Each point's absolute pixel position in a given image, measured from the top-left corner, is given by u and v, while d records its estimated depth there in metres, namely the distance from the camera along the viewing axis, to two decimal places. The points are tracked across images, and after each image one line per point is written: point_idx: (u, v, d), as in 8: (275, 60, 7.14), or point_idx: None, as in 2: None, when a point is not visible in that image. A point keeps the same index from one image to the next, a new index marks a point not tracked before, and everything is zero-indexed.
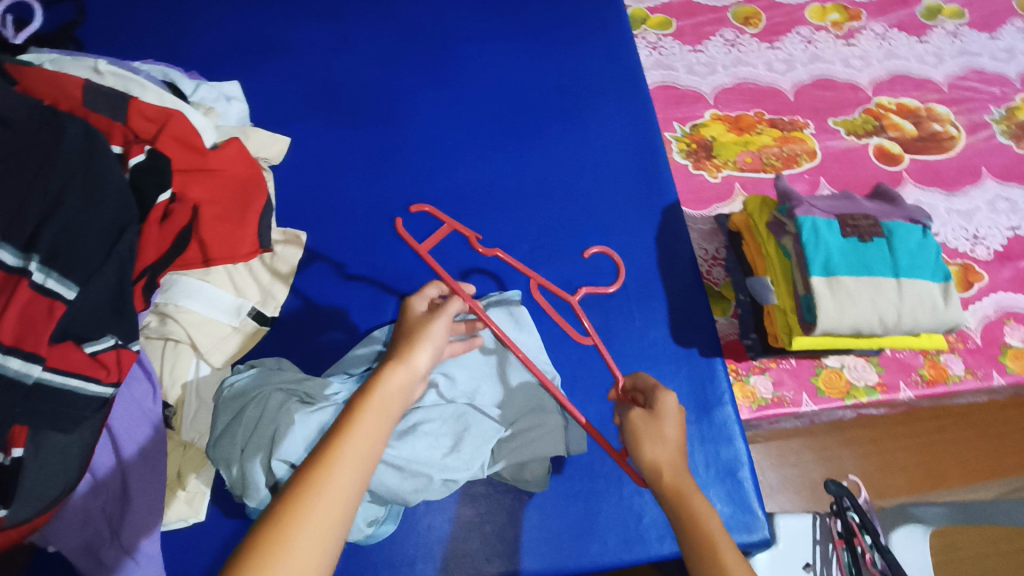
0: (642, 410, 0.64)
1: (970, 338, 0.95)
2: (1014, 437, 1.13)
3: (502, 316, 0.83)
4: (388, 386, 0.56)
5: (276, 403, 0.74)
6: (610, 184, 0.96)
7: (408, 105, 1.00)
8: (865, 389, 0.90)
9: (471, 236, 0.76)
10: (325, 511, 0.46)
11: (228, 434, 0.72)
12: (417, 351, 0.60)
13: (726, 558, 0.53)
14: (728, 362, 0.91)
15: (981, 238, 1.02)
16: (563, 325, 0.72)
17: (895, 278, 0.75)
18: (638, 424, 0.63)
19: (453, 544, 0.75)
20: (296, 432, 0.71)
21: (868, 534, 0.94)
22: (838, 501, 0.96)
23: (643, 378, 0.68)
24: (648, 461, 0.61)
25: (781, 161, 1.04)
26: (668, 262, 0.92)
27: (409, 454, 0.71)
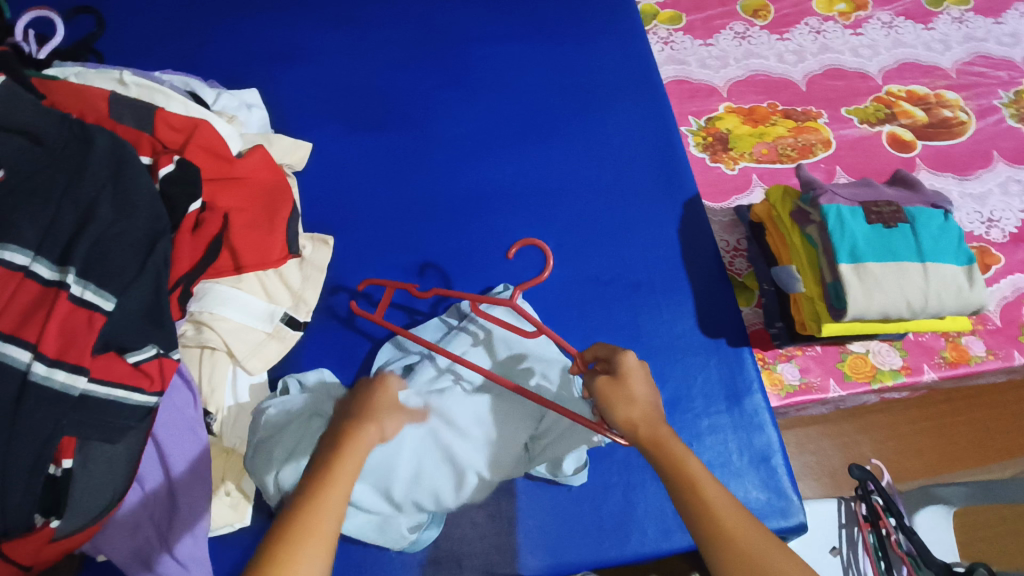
0: (606, 376, 0.65)
1: (990, 319, 0.96)
2: None
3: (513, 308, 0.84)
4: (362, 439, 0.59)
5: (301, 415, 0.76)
6: (629, 181, 0.97)
7: (426, 107, 1.01)
8: (890, 372, 0.91)
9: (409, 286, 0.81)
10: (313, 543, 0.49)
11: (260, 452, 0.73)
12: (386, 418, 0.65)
13: (709, 497, 0.55)
14: (755, 352, 0.92)
15: (996, 221, 1.03)
16: (512, 327, 0.75)
17: (920, 263, 0.76)
18: (606, 389, 0.64)
19: (496, 539, 0.76)
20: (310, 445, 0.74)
21: (892, 515, 0.96)
22: (862, 486, 0.99)
23: (603, 347, 0.70)
24: (622, 421, 0.62)
25: (796, 152, 1.05)
26: (692, 254, 0.93)
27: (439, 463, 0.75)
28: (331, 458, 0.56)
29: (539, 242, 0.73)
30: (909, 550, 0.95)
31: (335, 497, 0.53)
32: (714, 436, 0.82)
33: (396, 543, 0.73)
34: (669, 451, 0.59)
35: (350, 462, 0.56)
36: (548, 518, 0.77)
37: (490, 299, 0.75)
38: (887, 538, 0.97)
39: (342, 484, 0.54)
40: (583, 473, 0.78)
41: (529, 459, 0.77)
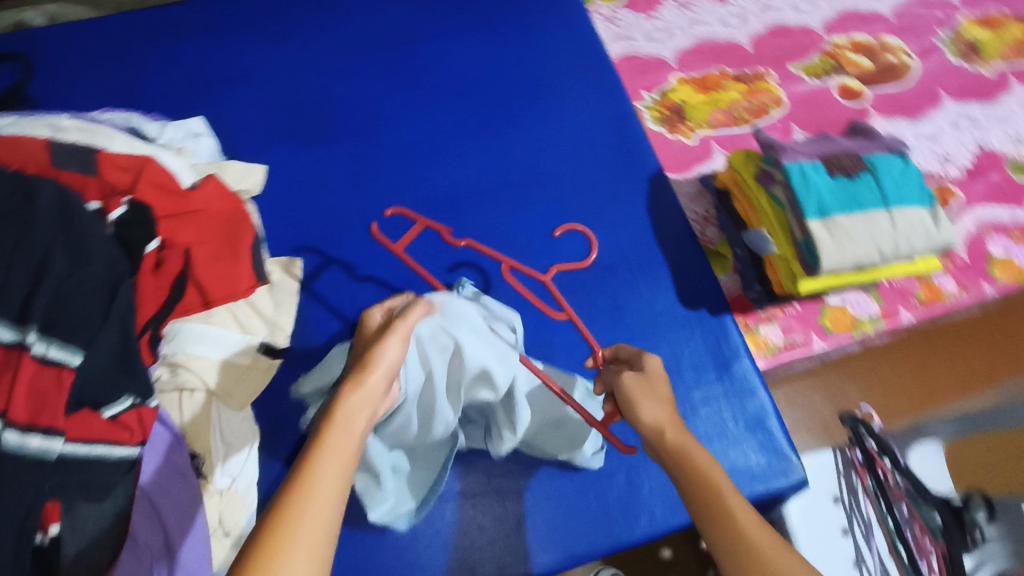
0: (633, 373, 0.66)
1: (958, 256, 0.98)
2: (1005, 340, 1.18)
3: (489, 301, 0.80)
4: (348, 405, 0.53)
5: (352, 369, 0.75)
6: (592, 162, 0.97)
7: (379, 114, 0.99)
8: (870, 320, 0.93)
9: (442, 231, 0.84)
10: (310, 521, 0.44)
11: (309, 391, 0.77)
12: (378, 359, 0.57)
13: (734, 508, 0.55)
14: (736, 318, 0.91)
15: (951, 157, 1.06)
16: (541, 305, 0.77)
17: (886, 210, 0.77)
18: (633, 387, 0.65)
19: (508, 542, 0.76)
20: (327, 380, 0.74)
21: (887, 456, 1.06)
22: (855, 432, 1.08)
23: (626, 349, 0.72)
24: (649, 423, 0.62)
25: (751, 114, 1.06)
26: (663, 229, 0.93)
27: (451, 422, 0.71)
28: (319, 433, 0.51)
29: (584, 230, 0.89)
30: (908, 489, 1.02)
31: (327, 468, 0.48)
32: (707, 406, 0.82)
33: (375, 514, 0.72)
34: (694, 460, 0.58)
35: (340, 431, 0.51)
36: (552, 512, 0.77)
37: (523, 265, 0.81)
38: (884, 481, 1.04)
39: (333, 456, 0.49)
40: (600, 457, 0.79)
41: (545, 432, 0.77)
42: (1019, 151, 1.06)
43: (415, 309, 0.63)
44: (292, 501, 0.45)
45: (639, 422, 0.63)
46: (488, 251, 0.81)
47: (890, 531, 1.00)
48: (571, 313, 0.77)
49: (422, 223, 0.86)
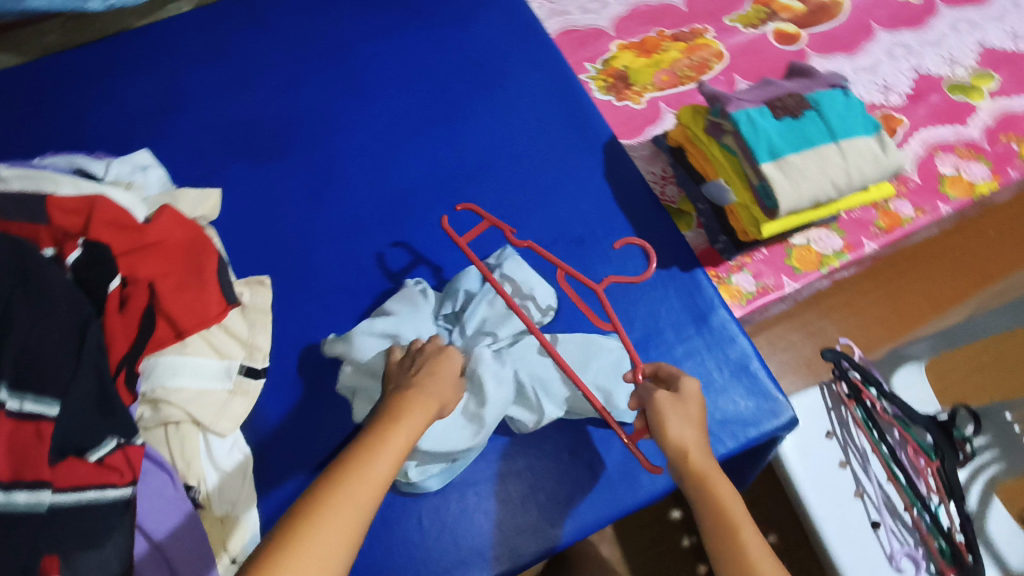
0: (668, 393, 0.70)
1: (910, 179, 1.00)
2: (964, 262, 1.26)
3: (519, 271, 0.84)
4: (410, 410, 0.63)
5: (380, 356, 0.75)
6: (546, 140, 0.97)
7: (326, 121, 0.98)
8: (835, 254, 0.95)
9: (506, 231, 0.83)
10: (352, 502, 0.54)
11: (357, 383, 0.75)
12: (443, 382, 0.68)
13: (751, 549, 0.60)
14: (708, 271, 0.92)
15: (891, 86, 1.08)
16: (590, 314, 0.76)
17: (834, 143, 0.79)
18: (665, 404, 0.69)
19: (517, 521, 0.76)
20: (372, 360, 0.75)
21: (872, 386, 1.03)
22: (839, 365, 1.05)
23: (665, 368, 0.75)
24: (675, 441, 0.67)
25: (694, 71, 1.07)
26: (625, 194, 0.94)
27: (462, 442, 0.73)
28: (383, 427, 0.61)
29: (638, 242, 0.83)
30: (895, 413, 1.02)
31: (379, 464, 0.57)
32: (691, 361, 0.84)
33: (406, 475, 0.73)
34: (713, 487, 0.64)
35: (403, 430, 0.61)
36: (555, 486, 0.78)
37: (579, 272, 0.79)
38: (873, 409, 1.04)
39: (389, 456, 0.58)
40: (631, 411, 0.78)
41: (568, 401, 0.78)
42: (954, 72, 1.10)
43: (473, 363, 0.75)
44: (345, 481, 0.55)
45: (664, 439, 0.67)
46: (548, 254, 0.80)
47: (886, 457, 1.02)
48: (617, 325, 0.76)
49: (490, 220, 0.85)
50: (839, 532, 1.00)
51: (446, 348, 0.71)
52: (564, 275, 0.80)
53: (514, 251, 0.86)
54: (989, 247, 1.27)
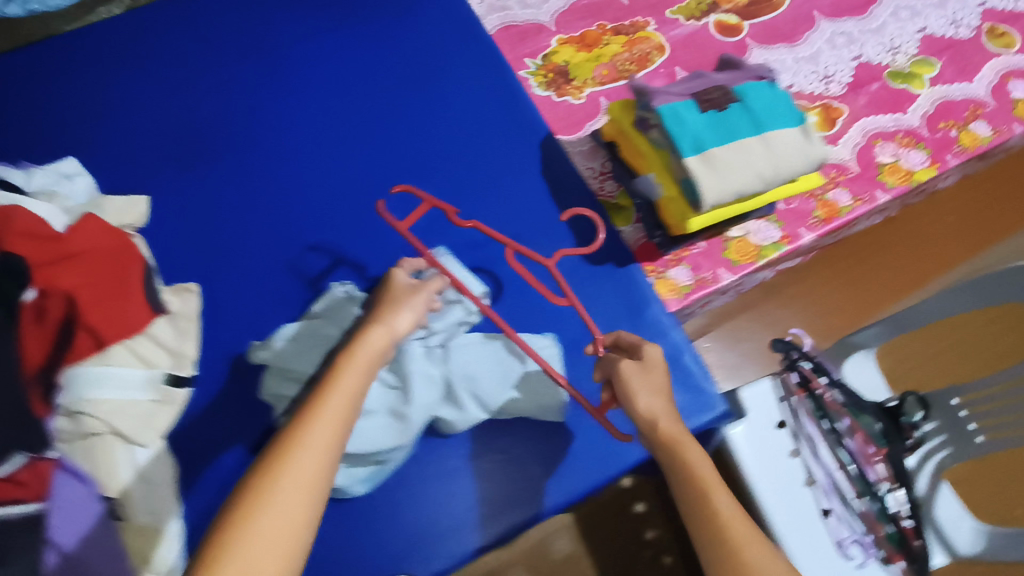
0: (633, 362, 0.71)
1: (849, 168, 1.00)
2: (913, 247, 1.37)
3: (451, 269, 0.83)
4: (367, 344, 0.64)
5: (304, 361, 0.75)
6: (482, 138, 0.95)
7: (256, 123, 0.96)
8: (773, 246, 0.94)
9: (448, 210, 0.79)
10: (319, 435, 0.55)
11: (282, 384, 0.75)
12: (398, 313, 0.69)
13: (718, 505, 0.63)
14: (644, 265, 0.93)
15: (831, 75, 1.08)
16: (544, 291, 0.75)
17: (758, 135, 0.78)
18: (632, 377, 0.71)
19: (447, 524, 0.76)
20: (296, 364, 0.75)
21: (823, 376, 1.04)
22: (789, 355, 1.06)
23: (625, 337, 0.76)
24: (644, 413, 0.69)
25: (634, 65, 1.07)
26: (561, 190, 0.93)
27: (388, 440, 0.73)
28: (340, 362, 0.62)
29: (590, 218, 0.79)
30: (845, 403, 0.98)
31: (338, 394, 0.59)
32: None
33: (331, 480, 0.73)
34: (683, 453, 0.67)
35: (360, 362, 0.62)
36: (487, 487, 0.77)
37: (529, 250, 0.78)
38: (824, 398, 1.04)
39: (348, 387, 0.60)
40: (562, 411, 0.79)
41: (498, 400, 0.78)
42: (895, 60, 1.10)
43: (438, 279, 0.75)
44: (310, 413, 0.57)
45: (633, 410, 0.70)
46: (495, 234, 0.79)
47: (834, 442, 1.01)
48: (573, 299, 0.76)
49: (429, 203, 0.81)
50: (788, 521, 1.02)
51: (391, 281, 0.72)
52: (513, 252, 0.78)
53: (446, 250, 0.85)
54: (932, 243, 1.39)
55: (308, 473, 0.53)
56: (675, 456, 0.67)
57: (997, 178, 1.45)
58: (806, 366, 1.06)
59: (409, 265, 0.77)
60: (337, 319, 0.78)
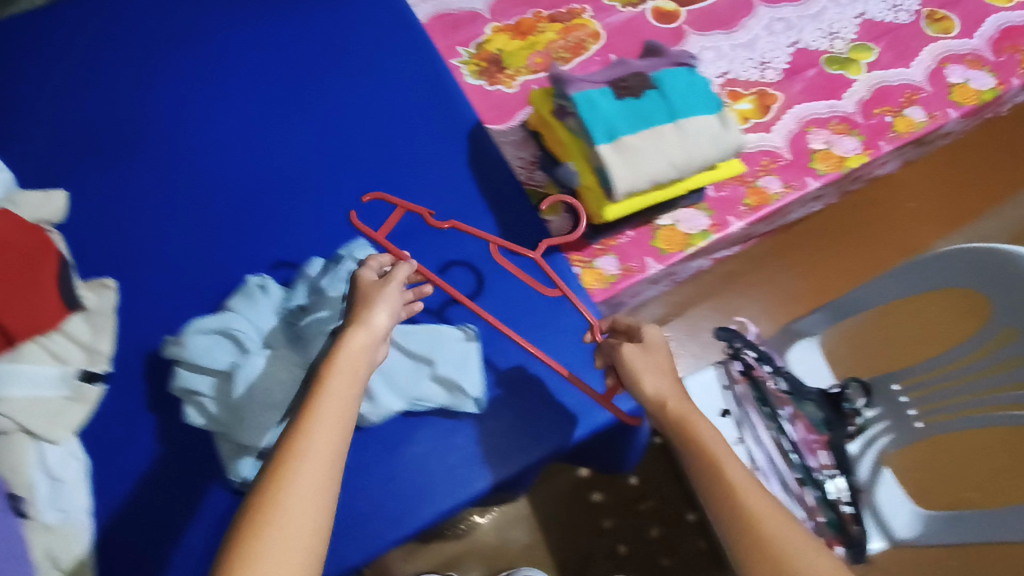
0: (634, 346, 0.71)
1: (781, 156, 1.00)
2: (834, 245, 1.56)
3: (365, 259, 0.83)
4: (348, 348, 0.60)
5: (217, 356, 0.73)
6: (409, 127, 0.94)
7: (178, 114, 0.94)
8: (700, 234, 0.94)
9: (426, 214, 0.84)
10: (314, 453, 0.52)
11: (194, 381, 0.73)
12: (376, 308, 0.64)
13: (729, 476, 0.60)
14: (571, 255, 0.92)
15: (768, 62, 1.07)
16: (537, 285, 0.81)
17: (672, 123, 0.77)
18: (636, 359, 0.70)
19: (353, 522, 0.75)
20: (210, 360, 0.72)
21: (765, 364, 1.03)
22: (731, 343, 1.05)
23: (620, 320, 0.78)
24: (652, 395, 0.68)
25: (569, 52, 1.06)
26: (487, 178, 0.92)
27: None
28: (321, 373, 0.58)
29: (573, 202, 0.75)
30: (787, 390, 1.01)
31: (324, 407, 0.55)
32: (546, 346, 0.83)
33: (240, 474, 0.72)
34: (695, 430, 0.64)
35: (343, 367, 0.59)
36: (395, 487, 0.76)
37: (513, 245, 0.83)
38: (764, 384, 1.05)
39: (333, 396, 0.56)
40: (478, 398, 0.79)
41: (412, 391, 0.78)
42: (833, 46, 1.09)
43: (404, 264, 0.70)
44: (298, 431, 0.53)
45: (642, 395, 0.68)
46: (477, 232, 0.83)
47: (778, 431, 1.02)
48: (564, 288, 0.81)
49: (404, 207, 0.85)
50: None
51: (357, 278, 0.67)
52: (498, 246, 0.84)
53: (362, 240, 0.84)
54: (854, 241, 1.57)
55: (311, 493, 0.50)
56: (683, 434, 0.64)
57: (923, 181, 1.66)
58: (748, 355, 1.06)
59: (381, 261, 0.72)
60: (255, 315, 0.77)
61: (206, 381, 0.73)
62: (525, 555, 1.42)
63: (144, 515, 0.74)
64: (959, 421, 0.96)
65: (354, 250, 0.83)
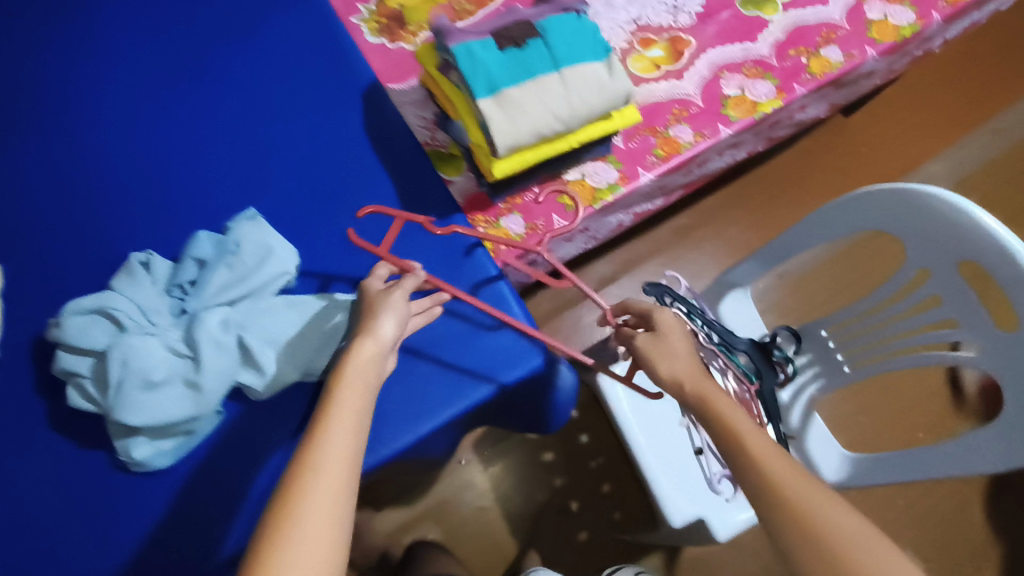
0: (646, 334, 0.73)
1: (692, 104, 0.97)
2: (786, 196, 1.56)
3: (253, 231, 0.80)
4: (356, 359, 0.62)
5: (95, 338, 0.71)
6: (304, 91, 0.91)
7: (58, 89, 0.90)
8: (608, 188, 0.92)
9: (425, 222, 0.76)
10: (328, 467, 0.54)
11: (74, 365, 0.72)
12: (383, 318, 0.65)
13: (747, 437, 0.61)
14: (474, 217, 0.91)
15: (681, 6, 1.04)
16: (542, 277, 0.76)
17: (556, 72, 0.75)
18: (649, 348, 0.72)
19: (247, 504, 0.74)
20: (90, 342, 0.71)
21: (693, 318, 1.06)
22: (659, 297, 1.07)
23: (636, 305, 0.80)
24: (669, 378, 0.69)
25: (473, 5, 1.02)
26: (384, 141, 0.89)
27: (182, 412, 0.71)
28: (331, 388, 0.60)
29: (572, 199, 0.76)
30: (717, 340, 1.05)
31: (333, 422, 0.57)
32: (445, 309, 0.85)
33: (129, 454, 0.72)
34: (717, 408, 0.64)
35: (351, 379, 0.60)
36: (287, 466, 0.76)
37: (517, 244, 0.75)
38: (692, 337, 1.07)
39: (342, 411, 0.58)
40: None
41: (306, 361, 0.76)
42: None
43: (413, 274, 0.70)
44: (312, 447, 0.55)
45: (657, 378, 0.70)
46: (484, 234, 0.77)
47: None
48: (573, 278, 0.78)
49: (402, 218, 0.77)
50: (675, 486, 1.09)
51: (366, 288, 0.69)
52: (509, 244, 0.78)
53: (253, 214, 0.82)
54: (817, 191, 1.57)
55: (326, 504, 0.52)
56: (704, 409, 0.65)
57: (875, 127, 1.63)
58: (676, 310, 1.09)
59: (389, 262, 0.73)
60: (136, 295, 0.75)
61: (87, 363, 0.72)
62: (476, 518, 1.42)
63: (44, 498, 0.74)
64: (890, 361, 0.98)
65: (242, 221, 0.81)
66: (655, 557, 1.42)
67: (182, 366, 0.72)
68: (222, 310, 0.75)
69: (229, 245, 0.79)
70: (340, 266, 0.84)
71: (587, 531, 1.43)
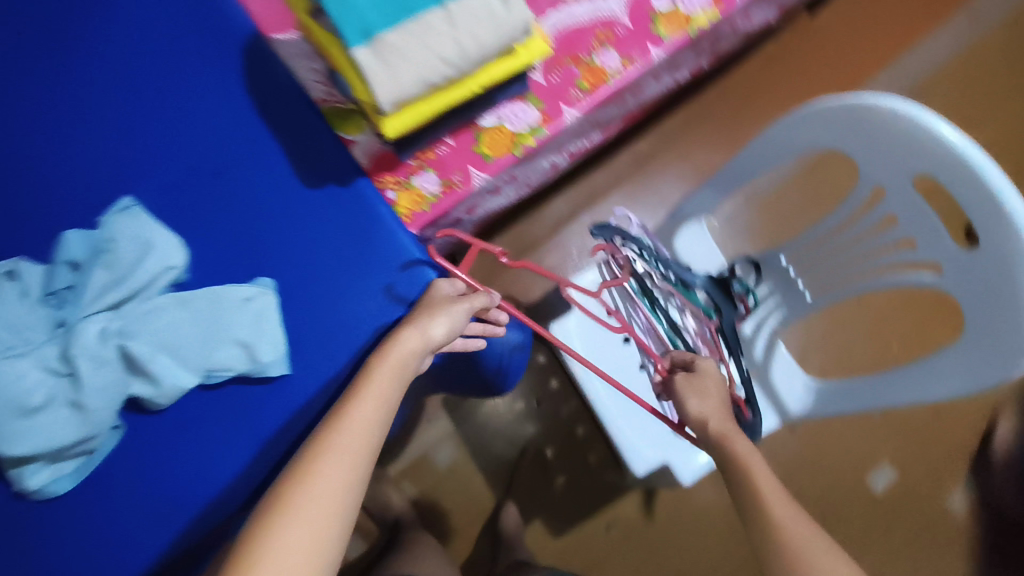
0: (682, 374, 0.75)
1: (618, 23, 0.85)
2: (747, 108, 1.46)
3: (128, 224, 0.72)
4: (397, 351, 0.64)
5: None
6: (166, 45, 0.78)
7: None
8: (531, 131, 0.83)
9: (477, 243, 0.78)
10: (344, 452, 0.57)
11: None
12: (437, 317, 0.67)
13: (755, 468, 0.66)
14: (383, 179, 0.82)
15: None
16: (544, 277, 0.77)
17: (440, 6, 0.64)
18: (681, 383, 0.74)
19: (168, 515, 0.72)
20: None
21: (645, 261, 0.98)
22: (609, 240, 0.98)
23: (679, 355, 0.80)
24: (694, 414, 0.71)
25: None
26: (270, 102, 0.79)
27: (69, 434, 0.65)
28: (368, 375, 0.63)
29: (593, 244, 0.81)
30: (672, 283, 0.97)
31: (360, 414, 0.60)
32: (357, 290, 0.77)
33: (25, 483, 0.67)
34: (733, 447, 0.68)
35: (384, 374, 0.63)
36: (211, 471, 0.73)
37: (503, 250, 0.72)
38: (647, 282, 0.99)
39: (370, 404, 0.61)
40: (281, 362, 0.73)
41: (204, 362, 0.70)
42: None
43: (485, 293, 0.71)
44: (334, 432, 0.58)
45: (684, 412, 0.72)
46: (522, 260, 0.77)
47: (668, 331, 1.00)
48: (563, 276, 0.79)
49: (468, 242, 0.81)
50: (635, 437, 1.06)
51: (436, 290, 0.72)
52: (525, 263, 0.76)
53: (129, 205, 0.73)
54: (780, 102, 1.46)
55: (333, 490, 0.55)
56: (721, 451, 0.70)
57: (845, 20, 1.48)
58: (630, 252, 1.00)
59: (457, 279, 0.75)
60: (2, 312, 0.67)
61: None
62: (449, 478, 1.39)
63: None
64: (854, 284, 0.91)
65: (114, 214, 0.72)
66: (634, 496, 1.41)
67: (65, 386, 0.66)
68: (101, 318, 0.68)
69: (101, 243, 0.70)
70: (233, 249, 0.76)
71: (564, 475, 1.41)
